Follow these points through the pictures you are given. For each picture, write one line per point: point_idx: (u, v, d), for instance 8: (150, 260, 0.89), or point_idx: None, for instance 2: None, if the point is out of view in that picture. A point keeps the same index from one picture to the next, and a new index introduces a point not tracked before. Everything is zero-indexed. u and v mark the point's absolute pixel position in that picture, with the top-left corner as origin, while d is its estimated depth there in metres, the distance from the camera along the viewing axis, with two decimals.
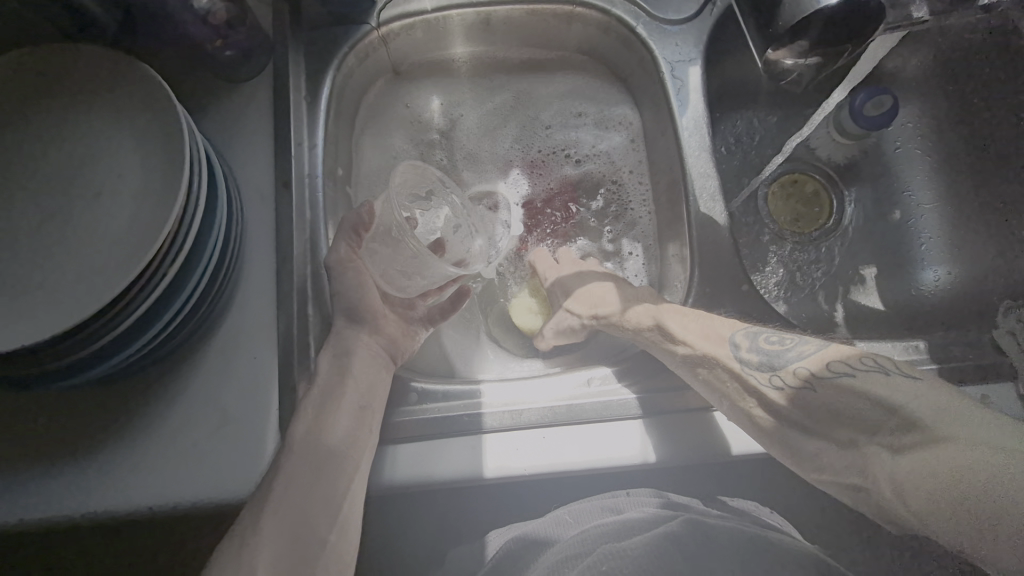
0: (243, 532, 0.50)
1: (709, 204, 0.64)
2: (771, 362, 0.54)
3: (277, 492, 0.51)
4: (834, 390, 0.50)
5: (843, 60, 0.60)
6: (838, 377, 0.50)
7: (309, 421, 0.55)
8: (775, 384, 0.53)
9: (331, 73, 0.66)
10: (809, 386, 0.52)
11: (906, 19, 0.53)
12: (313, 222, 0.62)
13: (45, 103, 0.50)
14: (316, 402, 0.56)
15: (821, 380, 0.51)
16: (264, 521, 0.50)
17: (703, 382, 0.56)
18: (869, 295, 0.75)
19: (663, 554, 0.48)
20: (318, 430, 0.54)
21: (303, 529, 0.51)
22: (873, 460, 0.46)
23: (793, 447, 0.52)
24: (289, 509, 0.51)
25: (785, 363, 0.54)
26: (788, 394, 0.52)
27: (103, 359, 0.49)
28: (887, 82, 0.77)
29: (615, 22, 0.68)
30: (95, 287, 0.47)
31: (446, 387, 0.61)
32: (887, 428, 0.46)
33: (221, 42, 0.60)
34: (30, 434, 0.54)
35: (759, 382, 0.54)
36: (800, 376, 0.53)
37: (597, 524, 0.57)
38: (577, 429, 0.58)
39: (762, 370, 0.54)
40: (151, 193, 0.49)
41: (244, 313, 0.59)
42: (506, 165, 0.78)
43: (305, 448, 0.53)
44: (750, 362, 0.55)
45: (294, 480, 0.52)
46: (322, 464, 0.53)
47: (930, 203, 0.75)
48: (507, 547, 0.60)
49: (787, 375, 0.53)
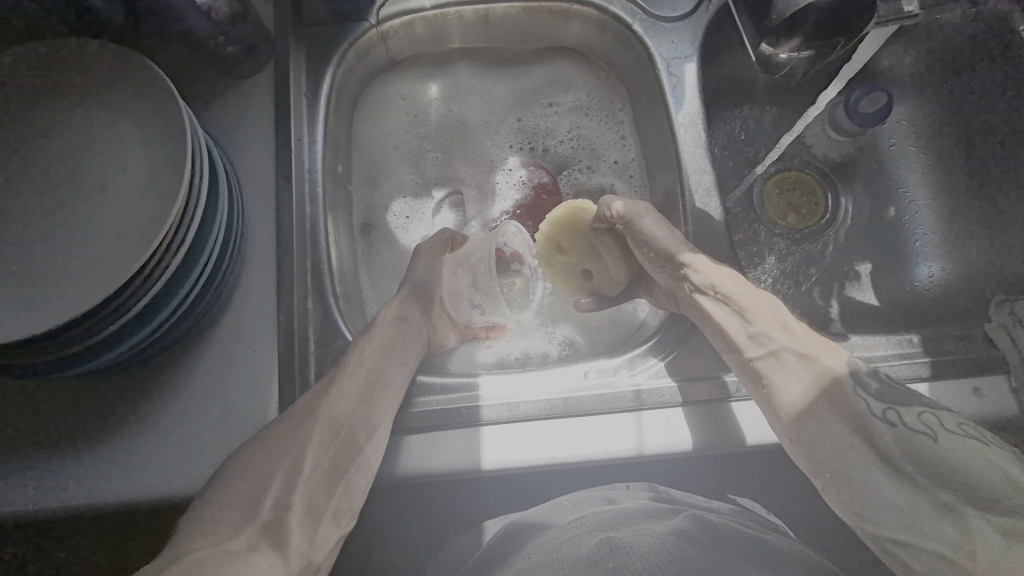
0: (264, 447, 0.53)
1: (705, 199, 0.65)
2: (894, 398, 0.54)
3: (328, 401, 0.56)
4: (955, 443, 0.50)
5: (837, 53, 0.60)
6: (966, 437, 0.50)
7: (360, 351, 0.59)
8: (886, 416, 0.53)
9: (331, 70, 0.67)
10: (928, 433, 0.51)
11: (896, 13, 0.53)
12: (312, 217, 0.63)
13: (50, 96, 0.51)
14: (374, 340, 0.60)
15: (940, 432, 0.51)
16: (310, 425, 0.54)
17: (767, 371, 0.56)
18: (863, 290, 0.75)
19: (673, 545, 0.49)
20: (370, 361, 0.58)
21: (334, 443, 0.55)
22: (970, 525, 0.46)
23: (841, 459, 0.52)
24: (331, 421, 0.55)
25: (910, 404, 0.53)
26: (898, 428, 0.52)
27: (105, 350, 0.49)
28: (882, 80, 0.78)
29: (613, 19, 0.69)
30: (99, 277, 0.48)
31: (442, 379, 0.62)
32: (1002, 505, 0.46)
33: (223, 38, 0.60)
34: (30, 422, 0.54)
35: (867, 408, 0.53)
36: (918, 418, 0.52)
37: (590, 512, 0.58)
38: (575, 421, 0.58)
39: (879, 400, 0.53)
40: (155, 185, 0.50)
41: (245, 306, 0.59)
42: (504, 162, 0.79)
43: (356, 370, 0.57)
44: (871, 386, 0.55)
45: (342, 399, 0.56)
46: (371, 392, 0.57)
47: (925, 200, 0.75)
48: (504, 532, 0.61)
49: (905, 415, 0.52)
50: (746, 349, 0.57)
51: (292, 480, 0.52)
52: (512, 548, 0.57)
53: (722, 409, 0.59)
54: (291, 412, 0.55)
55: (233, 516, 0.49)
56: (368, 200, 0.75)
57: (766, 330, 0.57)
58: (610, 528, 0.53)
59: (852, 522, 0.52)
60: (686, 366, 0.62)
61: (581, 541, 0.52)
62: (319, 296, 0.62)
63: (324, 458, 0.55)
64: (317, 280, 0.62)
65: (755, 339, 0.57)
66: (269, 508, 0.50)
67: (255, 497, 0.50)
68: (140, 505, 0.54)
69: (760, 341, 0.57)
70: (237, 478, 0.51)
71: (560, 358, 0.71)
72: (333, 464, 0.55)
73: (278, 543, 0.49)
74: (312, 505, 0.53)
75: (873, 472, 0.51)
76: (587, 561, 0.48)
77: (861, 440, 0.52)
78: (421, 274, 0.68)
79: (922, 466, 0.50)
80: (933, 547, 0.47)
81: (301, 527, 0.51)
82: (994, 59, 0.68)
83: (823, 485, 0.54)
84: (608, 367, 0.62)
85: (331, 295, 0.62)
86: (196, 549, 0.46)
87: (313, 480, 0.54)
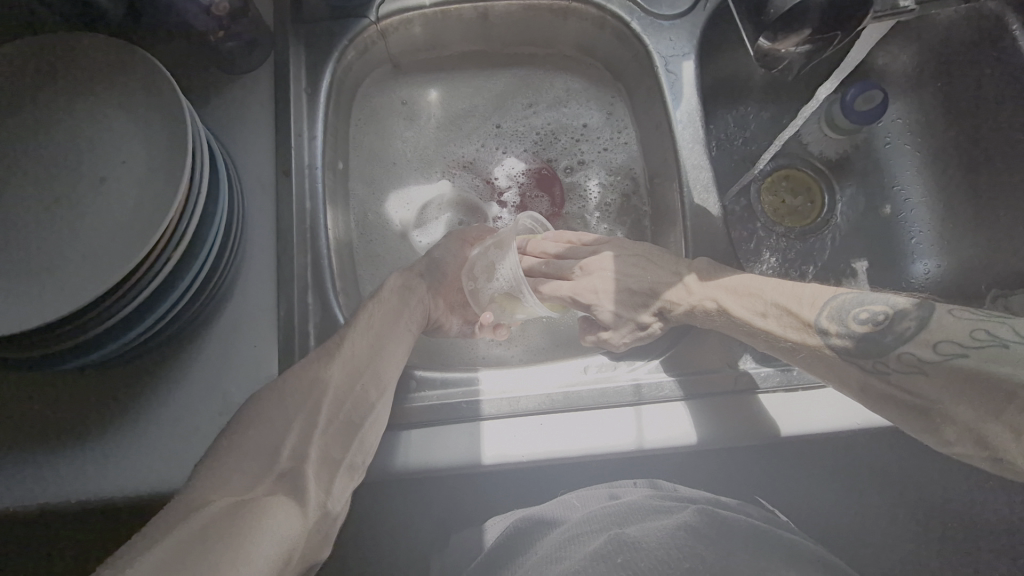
0: (280, 392, 0.51)
1: (704, 195, 0.65)
2: (868, 351, 0.48)
3: (341, 354, 0.55)
4: (949, 375, 0.44)
5: (832, 48, 0.59)
6: (954, 361, 0.44)
7: (374, 317, 0.59)
8: (880, 370, 0.48)
9: (330, 66, 0.67)
10: (919, 371, 0.46)
11: (892, 9, 0.52)
12: (312, 212, 0.64)
13: (49, 89, 0.51)
14: (384, 310, 0.60)
15: (930, 363, 0.45)
16: (325, 382, 0.53)
17: (791, 359, 0.54)
18: (860, 287, 0.76)
19: (680, 538, 0.49)
20: (380, 326, 0.59)
21: (347, 401, 0.53)
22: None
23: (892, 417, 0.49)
24: (344, 378, 0.53)
25: (887, 349, 0.47)
26: (893, 379, 0.47)
27: (104, 344, 0.49)
28: (877, 79, 0.79)
29: (610, 16, 0.70)
30: (98, 272, 0.48)
31: (416, 370, 0.61)
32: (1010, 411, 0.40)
33: (222, 34, 0.61)
34: (29, 419, 0.54)
35: (863, 369, 0.49)
36: (902, 360, 0.46)
37: (596, 509, 0.57)
38: (574, 415, 0.58)
39: (857, 358, 0.49)
40: (155, 180, 0.50)
41: (245, 301, 0.59)
42: (501, 159, 0.79)
43: (370, 330, 0.58)
44: (846, 348, 0.49)
45: (355, 357, 0.55)
46: (381, 354, 0.57)
47: (918, 199, 0.77)
48: (512, 527, 0.61)
49: (890, 363, 0.47)
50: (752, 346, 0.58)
51: (309, 435, 0.49)
52: (519, 546, 0.57)
53: (694, 406, 0.59)
54: (302, 370, 0.53)
55: (244, 472, 0.45)
56: (367, 198, 0.75)
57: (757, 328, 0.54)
58: (618, 525, 0.53)
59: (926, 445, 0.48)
60: (682, 356, 0.61)
61: (588, 539, 0.52)
62: (320, 291, 0.62)
63: (333, 413, 0.52)
64: (317, 275, 0.62)
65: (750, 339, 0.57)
66: (287, 459, 0.47)
67: (271, 450, 0.47)
68: (140, 501, 0.54)
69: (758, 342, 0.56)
70: (249, 435, 0.47)
71: (557, 355, 0.72)
72: (347, 422, 0.52)
73: (295, 492, 0.44)
74: (327, 459, 0.50)
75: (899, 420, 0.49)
76: (595, 555, 0.48)
77: (877, 402, 0.49)
78: (452, 253, 0.69)
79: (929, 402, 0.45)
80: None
81: (319, 478, 0.48)
82: (987, 56, 0.68)
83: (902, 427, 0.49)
84: (607, 362, 0.62)
85: (331, 290, 0.62)
86: (213, 500, 0.41)
87: (328, 433, 0.51)
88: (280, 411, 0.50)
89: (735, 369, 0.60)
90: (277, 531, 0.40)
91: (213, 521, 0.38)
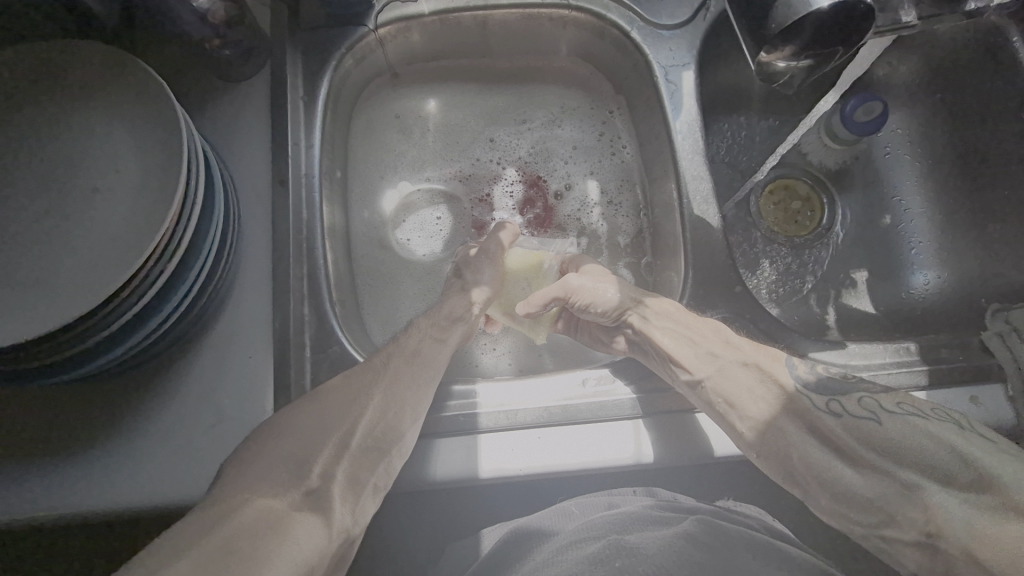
0: (316, 407, 0.52)
1: (703, 206, 0.65)
2: (833, 389, 0.54)
3: (378, 376, 0.55)
4: (903, 425, 0.50)
5: (831, 63, 0.57)
6: (910, 417, 0.50)
7: (419, 345, 0.59)
8: (833, 411, 0.52)
9: (328, 74, 0.67)
10: (872, 417, 0.51)
11: (895, 23, 0.54)
12: (308, 221, 0.63)
13: (42, 98, 0.50)
14: (431, 338, 0.61)
15: (885, 415, 0.51)
16: (366, 403, 0.53)
17: (724, 392, 0.54)
18: (860, 298, 0.75)
19: (679, 547, 0.49)
20: (425, 350, 0.59)
21: (382, 424, 0.53)
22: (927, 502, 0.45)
23: (819, 475, 0.50)
24: (380, 400, 0.54)
25: (847, 392, 0.54)
26: (842, 418, 0.52)
27: (95, 357, 0.48)
28: (877, 89, 0.79)
29: (610, 26, 0.69)
30: (90, 284, 0.47)
31: (452, 385, 0.61)
32: (963, 479, 0.46)
33: (219, 41, 0.60)
34: (22, 430, 0.54)
35: (813, 404, 0.53)
36: (860, 405, 0.52)
37: (594, 517, 0.57)
38: (572, 429, 0.58)
39: (819, 393, 0.53)
40: (150, 191, 0.49)
41: (240, 311, 0.59)
42: (503, 166, 0.79)
43: (413, 357, 0.58)
44: (811, 382, 0.54)
45: (394, 380, 0.55)
46: (422, 382, 0.57)
47: (919, 207, 0.76)
48: (506, 537, 0.60)
49: (847, 404, 0.52)
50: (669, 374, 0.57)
51: (337, 455, 0.49)
52: (513, 555, 0.56)
53: (694, 420, 0.58)
54: (341, 387, 0.54)
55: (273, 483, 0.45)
56: (365, 206, 0.75)
57: (716, 347, 0.57)
58: (616, 532, 0.52)
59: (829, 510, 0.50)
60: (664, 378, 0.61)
61: (585, 544, 0.51)
62: (316, 301, 0.61)
63: (365, 435, 0.52)
64: (313, 285, 0.62)
65: (702, 358, 0.56)
66: (316, 475, 0.47)
67: (300, 463, 0.47)
68: (131, 513, 0.53)
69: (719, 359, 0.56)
70: (285, 444, 0.48)
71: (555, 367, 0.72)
72: (378, 445, 0.52)
73: (319, 510, 0.44)
74: (353, 481, 0.49)
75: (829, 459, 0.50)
76: (593, 559, 0.48)
77: (818, 442, 0.52)
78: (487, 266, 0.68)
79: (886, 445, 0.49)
80: (914, 539, 0.46)
81: (344, 499, 0.47)
82: (987, 69, 0.68)
83: (802, 496, 0.52)
84: (605, 375, 0.61)
85: (328, 300, 0.62)
86: (238, 512, 0.41)
87: (357, 455, 0.51)
88: (312, 426, 0.50)
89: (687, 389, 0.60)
90: (302, 549, 0.40)
91: (237, 537, 0.39)
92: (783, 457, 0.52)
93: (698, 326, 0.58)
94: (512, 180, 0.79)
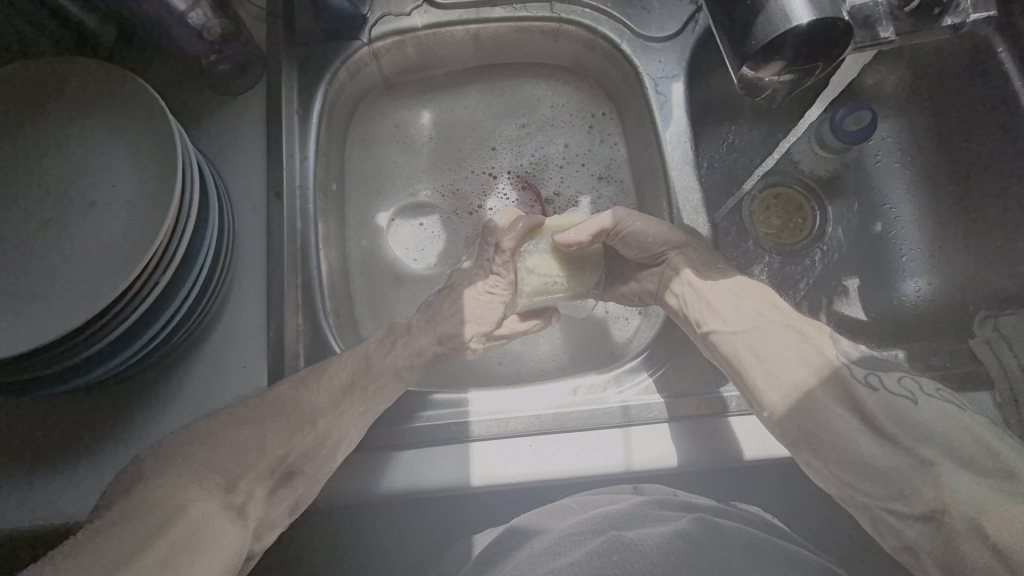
0: (258, 411, 0.51)
1: (693, 216, 0.66)
2: (875, 365, 0.53)
3: (339, 403, 0.55)
4: (936, 408, 0.49)
5: (814, 78, 0.57)
6: (942, 400, 0.50)
7: (381, 383, 0.57)
8: (870, 382, 0.52)
9: (322, 86, 0.68)
10: (909, 397, 0.50)
11: (874, 38, 0.57)
12: (303, 232, 0.64)
13: (40, 113, 0.52)
14: (397, 378, 0.58)
15: (921, 397, 0.50)
16: (308, 430, 0.53)
17: (755, 344, 0.56)
18: (852, 305, 0.76)
19: (675, 545, 0.49)
20: (378, 394, 0.57)
21: (320, 450, 0.53)
22: (931, 488, 0.45)
23: (824, 431, 0.51)
24: (353, 421, 0.55)
25: (889, 370, 0.53)
26: (879, 392, 0.51)
27: (93, 367, 0.49)
28: (866, 98, 0.80)
29: (601, 38, 0.71)
30: (85, 297, 0.48)
31: (433, 394, 0.61)
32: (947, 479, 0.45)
33: (215, 56, 0.62)
34: (19, 439, 0.55)
35: (850, 372, 0.52)
36: (899, 384, 0.52)
37: (592, 513, 0.57)
38: (563, 437, 0.58)
39: (862, 366, 0.53)
40: (145, 204, 0.50)
41: (235, 321, 0.60)
42: (497, 176, 0.79)
43: (370, 394, 0.56)
44: (852, 355, 0.55)
45: (372, 388, 0.56)
46: (368, 421, 0.56)
47: (908, 215, 0.77)
48: (500, 536, 0.61)
49: (886, 381, 0.52)
50: (704, 323, 0.60)
51: (263, 486, 0.50)
52: (506, 552, 0.57)
53: (685, 427, 0.58)
54: (329, 393, 0.54)
55: None
56: (359, 216, 0.76)
57: (761, 309, 0.59)
58: (616, 528, 0.52)
59: (835, 488, 0.50)
60: (657, 387, 0.61)
61: (585, 538, 0.51)
62: (310, 311, 0.62)
63: (297, 458, 0.52)
64: (307, 295, 0.62)
65: (742, 316, 0.59)
66: (242, 493, 0.48)
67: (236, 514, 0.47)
68: None
69: (762, 319, 0.58)
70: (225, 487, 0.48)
71: (552, 373, 0.72)
72: (305, 476, 0.53)
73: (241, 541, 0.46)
74: (269, 501, 0.50)
75: (852, 430, 0.50)
76: (591, 553, 0.48)
77: (861, 423, 0.50)
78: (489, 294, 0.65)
79: (907, 428, 0.48)
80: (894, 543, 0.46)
81: (258, 507, 0.49)
82: (975, 76, 0.68)
83: (807, 458, 0.51)
84: (596, 383, 0.61)
85: (321, 311, 0.62)
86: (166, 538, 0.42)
87: (282, 478, 0.51)
88: (253, 428, 0.50)
89: (676, 397, 0.60)
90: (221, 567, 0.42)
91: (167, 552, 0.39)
92: (802, 421, 0.51)
93: (748, 296, 0.60)
94: (502, 186, 0.79)
